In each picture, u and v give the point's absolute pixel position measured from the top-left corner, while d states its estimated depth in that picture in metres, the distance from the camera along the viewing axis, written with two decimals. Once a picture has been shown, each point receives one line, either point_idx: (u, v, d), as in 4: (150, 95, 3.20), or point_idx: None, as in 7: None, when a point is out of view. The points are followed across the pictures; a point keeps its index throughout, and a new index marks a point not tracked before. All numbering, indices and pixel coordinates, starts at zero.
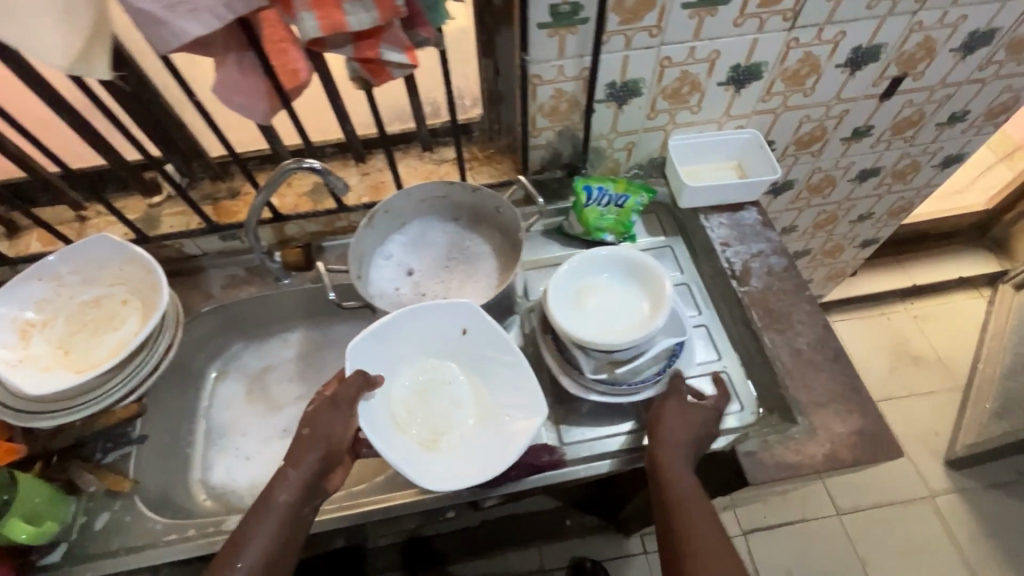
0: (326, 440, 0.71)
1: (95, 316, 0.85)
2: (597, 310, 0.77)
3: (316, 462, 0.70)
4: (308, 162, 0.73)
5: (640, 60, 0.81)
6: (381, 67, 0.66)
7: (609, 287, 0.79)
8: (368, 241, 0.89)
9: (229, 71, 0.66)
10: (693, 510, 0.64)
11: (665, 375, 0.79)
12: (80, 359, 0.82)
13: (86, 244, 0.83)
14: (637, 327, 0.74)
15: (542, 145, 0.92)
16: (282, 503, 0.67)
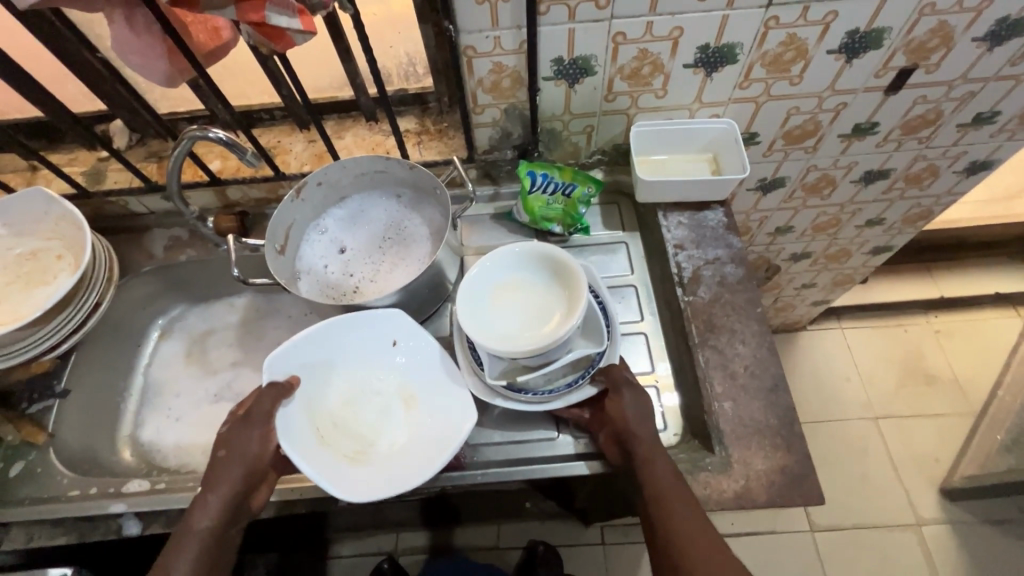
0: (246, 458, 0.68)
1: (31, 268, 0.86)
2: (511, 311, 0.73)
3: (238, 480, 0.67)
4: (215, 134, 0.71)
5: (589, 35, 0.72)
6: (278, 33, 0.60)
7: (529, 288, 0.75)
8: (298, 214, 0.86)
9: (120, 29, 0.62)
10: (670, 506, 0.64)
11: (579, 387, 0.74)
12: (8, 310, 0.84)
13: (19, 197, 0.83)
14: (542, 337, 0.70)
15: (488, 123, 0.85)
16: (204, 528, 0.65)
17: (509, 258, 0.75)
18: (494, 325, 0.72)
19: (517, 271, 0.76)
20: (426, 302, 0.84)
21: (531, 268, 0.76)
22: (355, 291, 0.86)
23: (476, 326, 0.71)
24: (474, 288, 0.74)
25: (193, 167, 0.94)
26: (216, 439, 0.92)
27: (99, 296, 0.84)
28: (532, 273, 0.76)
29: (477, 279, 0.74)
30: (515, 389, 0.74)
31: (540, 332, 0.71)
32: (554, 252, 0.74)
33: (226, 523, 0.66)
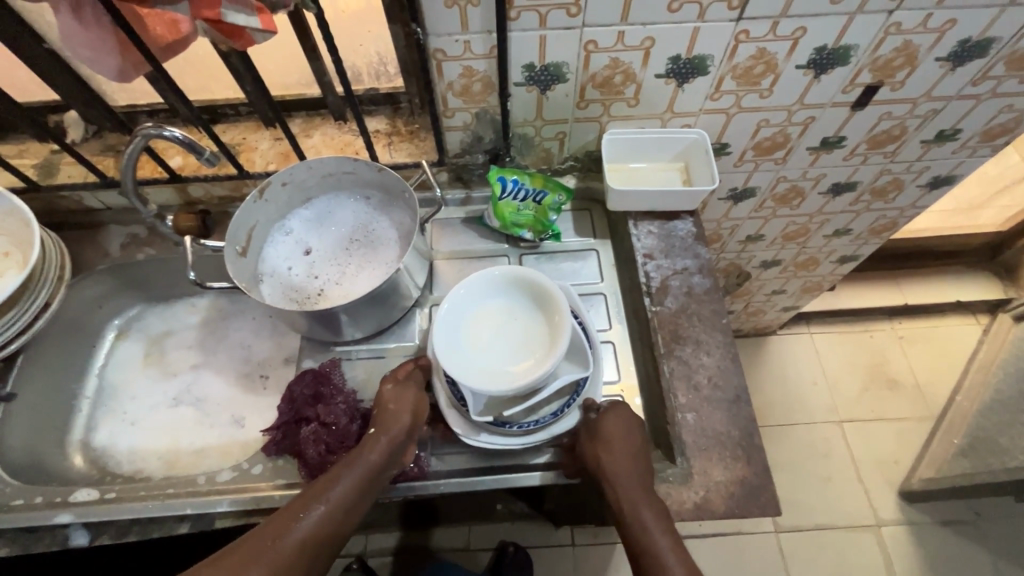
0: (412, 408, 0.73)
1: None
2: (492, 342, 0.73)
3: (406, 426, 0.71)
4: (170, 131, 0.68)
5: (560, 43, 0.71)
6: (238, 30, 0.58)
7: (503, 315, 0.76)
8: (260, 215, 0.83)
9: (66, 21, 0.59)
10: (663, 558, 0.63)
11: (562, 415, 0.75)
12: None
13: None
14: (504, 376, 0.70)
15: (459, 126, 0.84)
16: (372, 461, 0.68)
17: (501, 284, 0.76)
18: (466, 345, 0.73)
19: (506, 299, 0.76)
20: (393, 308, 0.82)
21: (500, 293, 0.76)
22: (319, 295, 0.84)
23: (444, 338, 0.72)
24: (459, 308, 0.75)
25: (152, 163, 0.91)
26: (174, 444, 0.89)
27: (48, 298, 0.81)
28: (502, 298, 0.76)
29: (464, 293, 0.75)
30: (499, 424, 0.73)
31: (525, 359, 0.71)
32: (523, 275, 0.75)
33: (385, 463, 0.69)
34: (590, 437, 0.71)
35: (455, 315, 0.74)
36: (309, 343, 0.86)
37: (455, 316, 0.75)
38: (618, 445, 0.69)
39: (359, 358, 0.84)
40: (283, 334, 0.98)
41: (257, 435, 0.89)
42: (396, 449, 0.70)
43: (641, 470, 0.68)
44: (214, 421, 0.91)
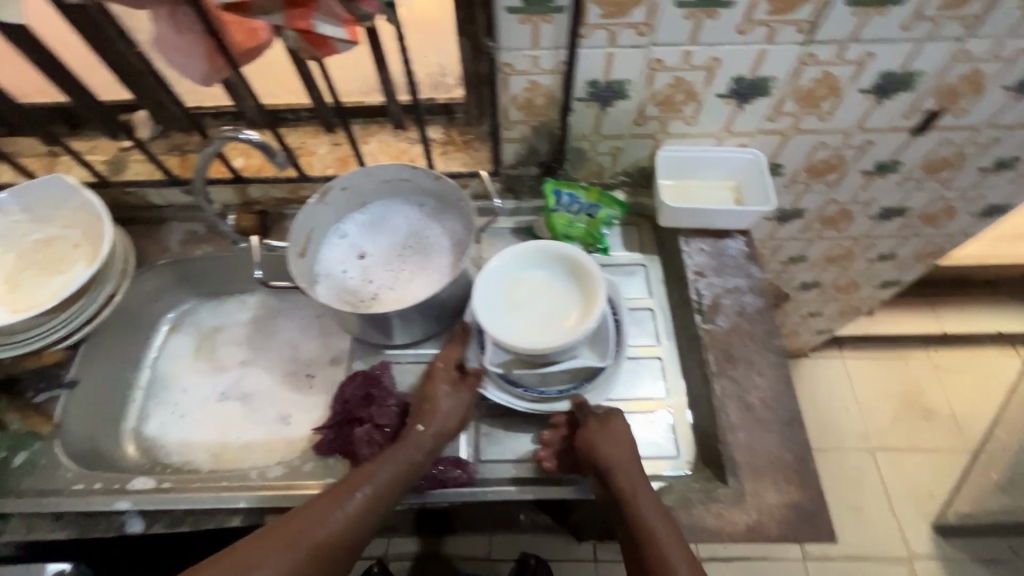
0: (450, 412, 0.71)
1: (49, 254, 0.85)
2: (527, 305, 0.71)
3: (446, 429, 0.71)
4: (250, 136, 0.71)
5: (627, 60, 0.72)
6: (323, 40, 0.60)
7: (545, 283, 0.73)
8: (319, 218, 0.85)
9: (162, 26, 0.62)
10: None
11: (570, 395, 0.74)
12: (21, 299, 0.82)
13: (38, 182, 0.81)
14: (527, 340, 0.68)
15: (517, 138, 0.85)
16: (413, 460, 0.68)
17: (551, 254, 0.74)
18: (496, 309, 0.71)
19: (552, 270, 0.74)
20: (445, 317, 0.84)
21: (548, 263, 0.74)
22: (372, 299, 0.85)
23: (481, 291, 0.71)
24: (505, 265, 0.74)
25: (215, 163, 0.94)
26: (221, 438, 0.91)
27: (115, 292, 0.84)
28: (549, 269, 0.74)
29: (513, 253, 0.74)
30: (507, 381, 0.74)
31: (554, 329, 0.69)
32: (574, 252, 0.73)
33: (417, 463, 0.69)
34: (594, 442, 0.68)
35: (499, 270, 0.73)
36: (360, 345, 0.87)
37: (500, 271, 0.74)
38: (623, 451, 0.68)
39: (407, 360, 0.85)
40: (330, 334, 1.00)
41: (303, 433, 0.90)
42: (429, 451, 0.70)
43: (647, 481, 0.67)
44: (261, 417, 0.92)
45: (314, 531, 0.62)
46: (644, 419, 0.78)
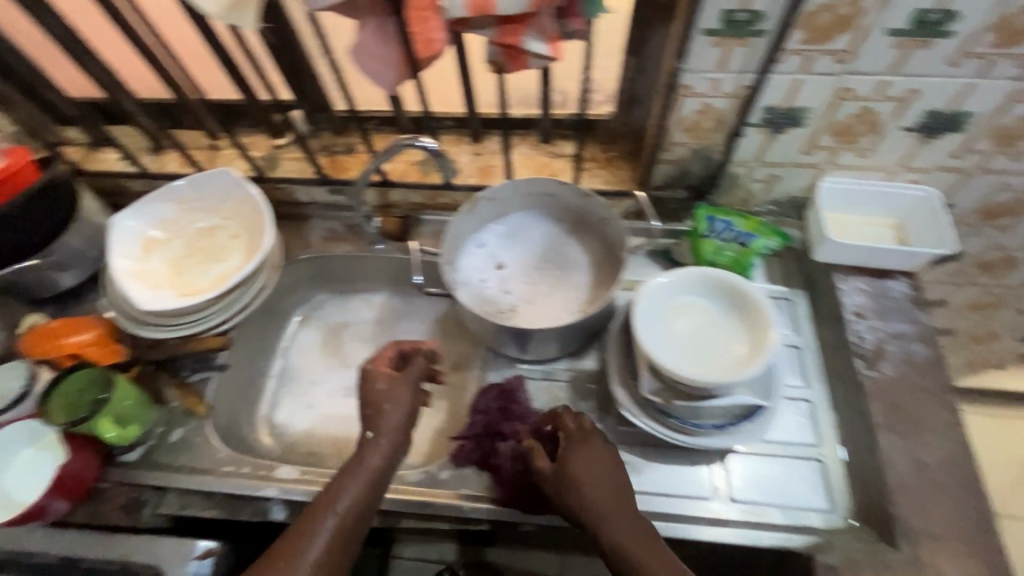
0: (409, 412, 0.72)
1: (209, 244, 0.90)
2: (689, 336, 0.69)
3: (398, 435, 0.70)
4: (427, 142, 0.73)
5: (814, 88, 0.69)
6: (521, 55, 0.60)
7: (703, 313, 0.70)
8: (464, 226, 0.86)
9: (367, 36, 0.64)
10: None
11: (727, 432, 0.69)
12: (185, 282, 0.87)
13: (211, 175, 0.87)
14: (697, 373, 0.66)
15: (671, 160, 0.83)
16: (373, 466, 0.67)
17: (710, 282, 0.70)
18: (658, 336, 0.69)
19: (710, 301, 0.71)
20: (584, 338, 0.82)
21: (705, 292, 0.71)
22: (510, 311, 0.84)
23: (642, 322, 0.69)
24: (662, 295, 0.71)
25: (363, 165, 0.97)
26: (347, 433, 0.93)
27: (263, 287, 0.87)
28: (707, 298, 0.71)
29: (670, 283, 0.71)
30: (661, 411, 0.70)
31: (721, 363, 0.66)
32: (737, 282, 0.69)
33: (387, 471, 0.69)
34: (558, 473, 0.65)
35: (654, 299, 0.71)
36: (494, 356, 0.87)
37: (654, 300, 0.71)
38: (595, 479, 0.64)
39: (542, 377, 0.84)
40: (451, 340, 1.00)
41: (425, 437, 0.91)
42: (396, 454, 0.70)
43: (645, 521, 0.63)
44: None
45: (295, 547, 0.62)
46: (790, 466, 0.74)
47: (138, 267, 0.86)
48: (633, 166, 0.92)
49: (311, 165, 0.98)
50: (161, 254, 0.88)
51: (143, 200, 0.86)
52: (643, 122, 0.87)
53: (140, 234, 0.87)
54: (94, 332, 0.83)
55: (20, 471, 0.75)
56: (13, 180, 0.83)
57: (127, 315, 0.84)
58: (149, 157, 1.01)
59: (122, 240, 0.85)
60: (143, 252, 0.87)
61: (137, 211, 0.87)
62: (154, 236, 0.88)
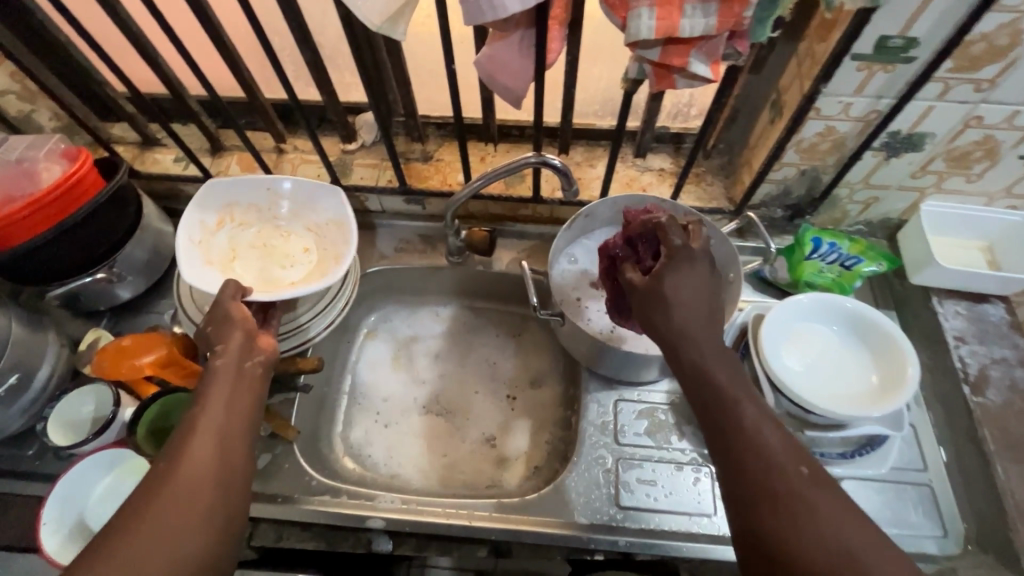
0: (244, 324, 0.61)
1: (280, 246, 0.83)
2: (815, 365, 0.69)
3: (237, 343, 0.59)
4: (553, 160, 0.71)
5: (944, 115, 0.68)
6: (671, 74, 0.57)
7: (825, 341, 0.70)
8: (561, 240, 0.82)
9: (507, 47, 0.60)
10: (801, 524, 0.45)
11: (852, 460, 0.69)
12: (236, 272, 0.79)
13: (320, 190, 0.80)
14: (832, 403, 0.65)
15: (777, 180, 0.81)
16: (217, 366, 0.57)
17: (830, 310, 0.71)
18: (786, 364, 0.68)
19: (834, 330, 0.71)
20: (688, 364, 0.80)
21: (825, 320, 0.71)
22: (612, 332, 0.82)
23: (770, 349, 0.68)
24: (784, 320, 0.71)
25: (441, 173, 0.93)
26: (428, 453, 0.89)
27: (345, 306, 0.83)
28: (826, 325, 0.71)
29: (791, 309, 0.71)
30: None
31: (854, 394, 0.66)
32: (863, 312, 0.69)
33: (238, 372, 0.57)
34: (652, 285, 0.57)
35: (775, 324, 0.70)
36: (592, 378, 0.83)
37: (776, 324, 0.71)
38: (696, 303, 0.55)
39: (646, 399, 0.81)
40: (528, 355, 0.97)
41: (511, 457, 0.88)
42: (249, 359, 0.59)
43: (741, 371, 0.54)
44: (465, 436, 0.90)
45: (199, 478, 0.49)
46: (903, 492, 0.73)
47: (201, 238, 0.78)
48: (726, 182, 0.90)
49: (385, 172, 0.93)
50: (228, 235, 0.81)
51: (247, 178, 0.80)
52: (741, 139, 0.85)
53: (220, 203, 0.80)
54: (168, 354, 0.76)
55: (105, 502, 0.69)
56: (79, 186, 0.76)
57: None
58: (208, 159, 0.95)
59: (199, 201, 0.78)
60: (217, 224, 0.80)
61: (238, 183, 0.80)
62: (233, 212, 0.82)
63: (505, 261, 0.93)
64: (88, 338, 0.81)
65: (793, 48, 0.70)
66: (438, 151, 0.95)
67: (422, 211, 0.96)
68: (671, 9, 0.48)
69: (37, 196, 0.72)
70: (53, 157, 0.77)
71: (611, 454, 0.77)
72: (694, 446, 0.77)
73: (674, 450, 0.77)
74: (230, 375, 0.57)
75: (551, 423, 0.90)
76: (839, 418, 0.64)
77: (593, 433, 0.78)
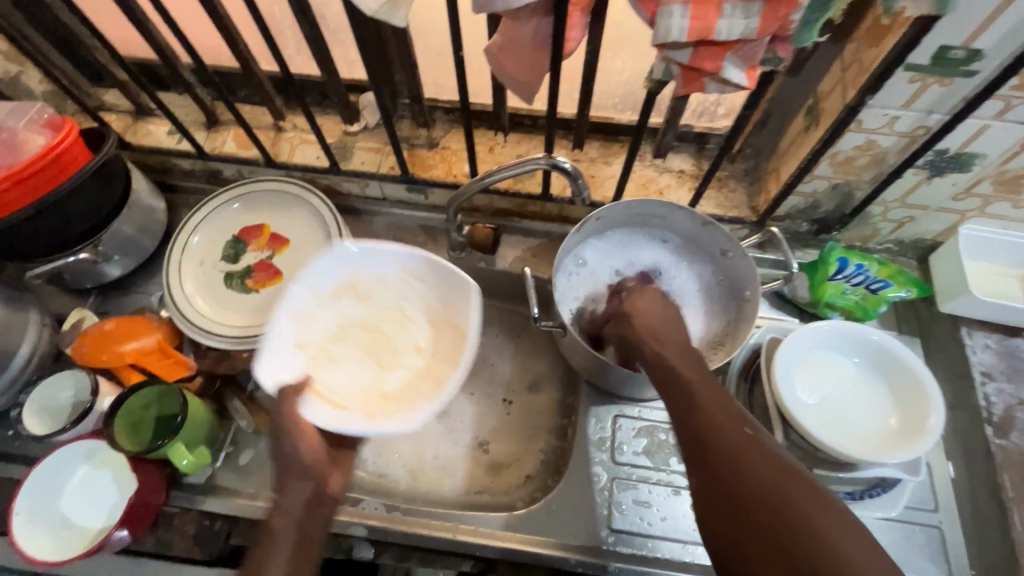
0: (304, 471, 0.60)
1: (391, 336, 0.73)
2: (831, 400, 0.64)
3: (302, 498, 0.58)
4: (563, 163, 0.66)
5: (1000, 136, 0.61)
6: (700, 78, 0.51)
7: (843, 373, 0.66)
8: (569, 244, 0.77)
9: (520, 37, 0.54)
10: (740, 468, 0.48)
11: (860, 500, 0.65)
12: (331, 359, 0.70)
13: (449, 268, 0.70)
14: (846, 443, 0.61)
15: (805, 192, 0.75)
16: (280, 524, 0.56)
17: (852, 341, 0.66)
18: (799, 397, 0.64)
19: (855, 362, 0.66)
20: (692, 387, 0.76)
21: (846, 351, 0.67)
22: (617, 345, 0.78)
23: (783, 377, 0.64)
24: (801, 347, 0.66)
25: (447, 162, 0.87)
26: (418, 453, 0.86)
27: None
28: (846, 357, 0.67)
29: (810, 336, 0.66)
30: None
31: (870, 435, 0.62)
32: (888, 347, 0.65)
33: (303, 525, 0.57)
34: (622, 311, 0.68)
35: (792, 352, 0.66)
36: (592, 390, 0.79)
37: (794, 353, 0.66)
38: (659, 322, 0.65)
39: (647, 417, 0.77)
40: (527, 358, 0.93)
41: (502, 464, 0.86)
42: (316, 508, 0.59)
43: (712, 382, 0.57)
44: (457, 438, 0.88)
45: None
46: (911, 533, 0.70)
47: (311, 311, 0.71)
48: (749, 189, 0.84)
49: (387, 158, 0.88)
50: (341, 311, 0.73)
51: (376, 245, 0.71)
52: (771, 144, 0.79)
53: (338, 271, 0.72)
54: (155, 336, 0.74)
55: (82, 492, 0.68)
56: (61, 161, 0.71)
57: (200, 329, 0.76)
58: (202, 133, 0.90)
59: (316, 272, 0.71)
60: (331, 292, 0.73)
61: (368, 252, 0.72)
62: (352, 282, 0.73)
63: (508, 260, 0.88)
64: (72, 318, 0.78)
65: (837, 51, 0.64)
66: (445, 138, 0.89)
67: (425, 201, 0.91)
68: (708, 8, 0.43)
69: (16, 170, 0.68)
70: (36, 127, 0.73)
71: (606, 472, 0.73)
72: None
73: (673, 474, 0.73)
74: (293, 538, 0.56)
75: (546, 431, 0.87)
76: (851, 461, 0.59)
77: (589, 449, 0.75)
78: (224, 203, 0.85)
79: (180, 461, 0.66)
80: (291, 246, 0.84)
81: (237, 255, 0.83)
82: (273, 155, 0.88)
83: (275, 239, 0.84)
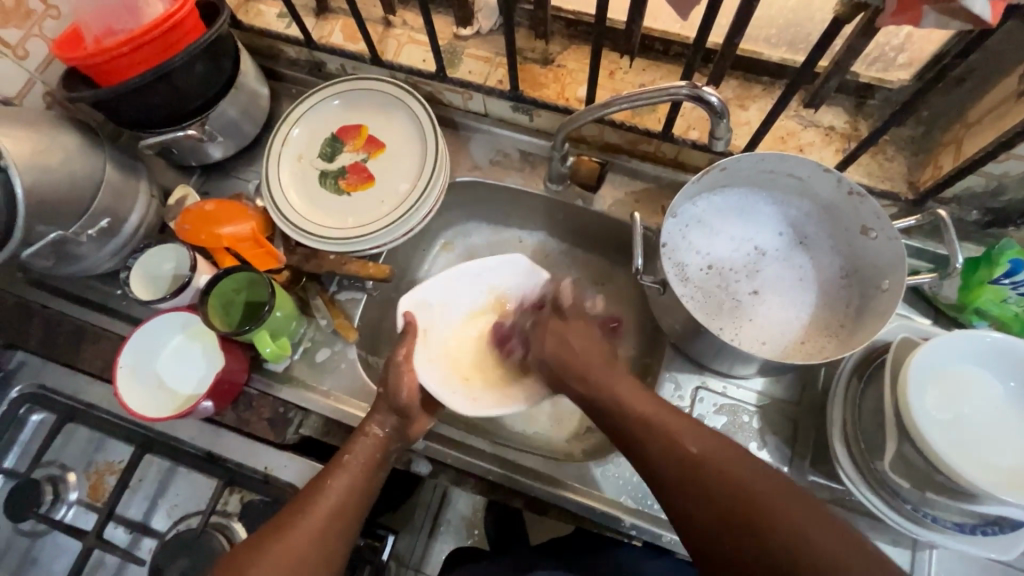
0: (399, 409, 0.67)
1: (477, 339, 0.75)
2: (967, 423, 0.55)
3: (393, 422, 0.67)
4: (709, 95, 0.56)
5: None
6: (919, 3, 0.43)
7: (987, 395, 0.56)
8: (684, 194, 0.69)
9: None
10: (668, 425, 0.57)
11: (969, 535, 0.58)
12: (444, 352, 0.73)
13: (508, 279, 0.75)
14: (978, 471, 0.53)
15: (990, 174, 0.62)
16: (374, 435, 0.66)
17: (1005, 361, 0.56)
18: (927, 409, 0.55)
19: (1008, 385, 0.57)
20: (785, 380, 0.71)
21: (996, 369, 0.57)
22: (718, 320, 0.70)
23: (914, 388, 0.55)
24: (941, 359, 0.57)
25: (561, 83, 0.79)
26: None
27: (428, 216, 0.76)
28: (998, 377, 0.57)
29: (950, 348, 0.57)
30: (893, 491, 0.59)
31: (1006, 471, 0.53)
32: None
33: (383, 447, 0.66)
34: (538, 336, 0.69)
35: (928, 361, 0.56)
36: (677, 355, 0.74)
37: (934, 363, 0.57)
38: (565, 347, 0.67)
39: (731, 395, 0.71)
40: (607, 309, 0.88)
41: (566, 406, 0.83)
42: (395, 437, 0.67)
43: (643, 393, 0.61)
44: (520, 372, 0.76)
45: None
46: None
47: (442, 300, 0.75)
48: (912, 160, 0.70)
49: (497, 70, 0.80)
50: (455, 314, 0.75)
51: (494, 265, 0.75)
52: (959, 110, 0.65)
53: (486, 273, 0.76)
54: (250, 225, 0.75)
55: (173, 360, 0.72)
56: (175, 31, 0.69)
57: (292, 226, 0.77)
58: (311, 20, 0.86)
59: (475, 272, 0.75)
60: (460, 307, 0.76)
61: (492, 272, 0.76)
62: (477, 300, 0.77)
63: (608, 202, 0.80)
64: (177, 194, 0.81)
65: None
66: (561, 55, 0.80)
67: (528, 123, 0.84)
68: None
69: (135, 34, 0.67)
70: None
71: None
72: (775, 461, 0.68)
73: None
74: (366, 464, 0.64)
75: None
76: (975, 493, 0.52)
77: None
78: (326, 98, 0.82)
79: (263, 347, 0.68)
80: (386, 152, 0.81)
81: (333, 153, 0.81)
82: (379, 52, 0.83)
83: (372, 142, 0.81)
